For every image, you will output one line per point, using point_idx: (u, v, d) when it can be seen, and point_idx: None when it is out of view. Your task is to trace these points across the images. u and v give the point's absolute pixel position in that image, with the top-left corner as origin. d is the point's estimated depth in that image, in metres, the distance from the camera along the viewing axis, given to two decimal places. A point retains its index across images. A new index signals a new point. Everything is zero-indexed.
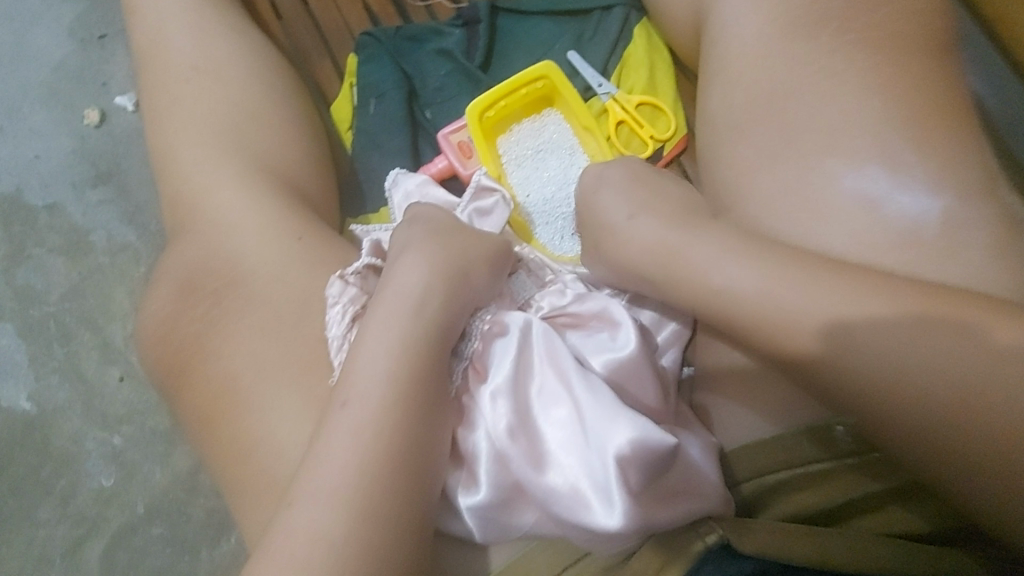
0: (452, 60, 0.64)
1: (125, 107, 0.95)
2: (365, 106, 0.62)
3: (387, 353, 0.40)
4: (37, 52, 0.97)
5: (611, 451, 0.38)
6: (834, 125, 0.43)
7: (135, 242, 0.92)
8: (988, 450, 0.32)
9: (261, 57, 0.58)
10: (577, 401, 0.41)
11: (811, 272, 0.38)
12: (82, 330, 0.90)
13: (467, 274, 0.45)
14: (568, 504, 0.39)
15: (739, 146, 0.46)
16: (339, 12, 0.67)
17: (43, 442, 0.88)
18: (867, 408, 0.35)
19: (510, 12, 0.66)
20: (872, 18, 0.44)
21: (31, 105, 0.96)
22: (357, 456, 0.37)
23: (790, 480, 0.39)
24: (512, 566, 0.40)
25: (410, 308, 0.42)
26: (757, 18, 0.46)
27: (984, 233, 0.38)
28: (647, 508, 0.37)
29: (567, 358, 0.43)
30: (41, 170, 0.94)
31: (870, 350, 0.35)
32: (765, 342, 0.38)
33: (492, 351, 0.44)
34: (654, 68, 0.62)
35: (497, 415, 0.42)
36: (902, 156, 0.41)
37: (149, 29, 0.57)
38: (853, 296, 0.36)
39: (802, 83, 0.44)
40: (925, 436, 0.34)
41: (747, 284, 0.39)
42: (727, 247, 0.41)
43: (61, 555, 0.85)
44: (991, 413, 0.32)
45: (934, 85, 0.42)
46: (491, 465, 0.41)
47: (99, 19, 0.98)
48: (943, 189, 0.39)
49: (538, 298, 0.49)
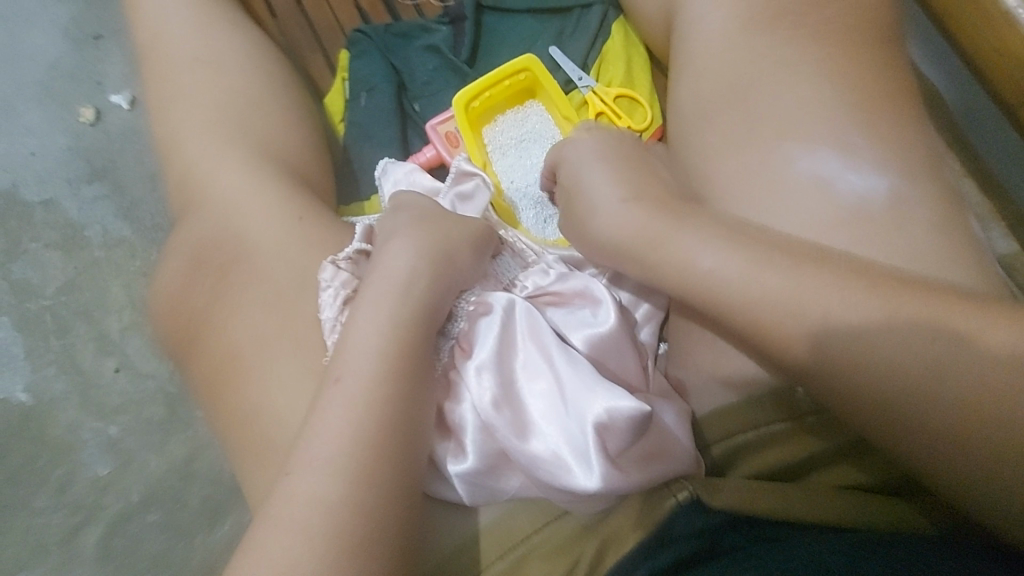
0: (440, 56, 0.67)
1: (121, 105, 0.97)
2: (356, 100, 0.65)
3: (378, 326, 0.43)
4: (33, 52, 0.99)
5: (590, 420, 0.41)
6: (791, 114, 0.46)
7: (130, 236, 0.94)
8: (947, 415, 0.35)
9: (255, 52, 0.60)
10: (558, 374, 0.44)
11: (785, 255, 0.40)
12: (78, 323, 0.92)
13: (453, 257, 0.48)
14: (549, 469, 0.41)
15: (707, 133, 0.48)
16: (331, 9, 0.69)
17: (41, 433, 0.90)
18: (832, 383, 0.38)
19: (495, 11, 0.69)
20: (828, 14, 0.47)
21: (27, 103, 0.98)
22: (350, 420, 0.40)
23: (754, 441, 0.43)
24: (496, 526, 0.42)
25: (399, 287, 0.44)
26: (724, 14, 0.49)
27: (925, 209, 0.42)
28: (624, 472, 0.40)
29: (547, 334, 0.46)
30: (37, 167, 0.96)
31: (837, 327, 0.37)
32: (743, 321, 0.40)
33: (477, 329, 0.47)
34: (631, 62, 0.65)
35: (480, 387, 0.44)
36: (851, 140, 0.44)
37: (147, 25, 0.60)
38: (822, 273, 0.39)
39: (766, 75, 0.47)
40: (889, 405, 0.36)
41: (721, 270, 0.41)
42: (704, 234, 0.43)
43: (56, 543, 0.86)
44: (947, 379, 0.35)
45: (884, 79, 0.46)
46: (478, 434, 0.44)
47: (94, 20, 1.00)
48: (887, 169, 0.43)
49: (521, 282, 0.51)
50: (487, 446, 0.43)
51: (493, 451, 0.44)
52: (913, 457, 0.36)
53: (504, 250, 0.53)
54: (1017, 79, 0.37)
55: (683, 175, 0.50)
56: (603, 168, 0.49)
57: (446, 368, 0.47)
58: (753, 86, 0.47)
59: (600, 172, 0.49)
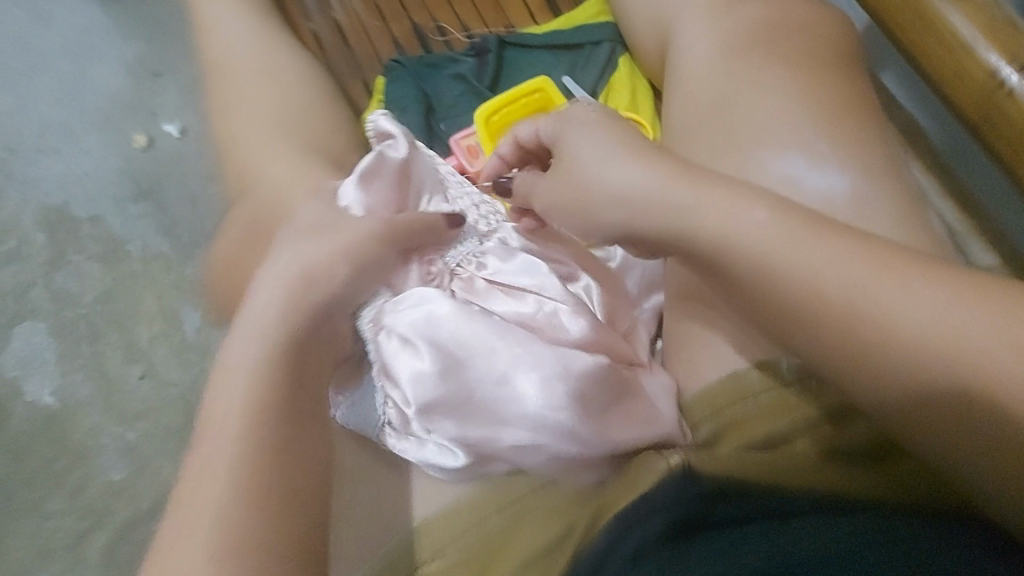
0: (465, 83, 0.74)
1: (171, 133, 1.04)
2: (389, 118, 0.71)
3: (257, 353, 0.44)
4: (97, 84, 1.09)
5: (536, 389, 0.50)
6: (777, 128, 0.51)
7: (167, 251, 1.00)
8: (936, 400, 0.38)
9: (302, 75, 0.67)
10: (486, 358, 0.51)
11: (809, 228, 0.43)
12: (111, 331, 0.98)
13: (323, 282, 0.49)
14: (533, 452, 0.50)
15: (692, 145, 0.54)
16: (372, 44, 0.77)
17: (62, 435, 0.94)
18: (867, 352, 0.40)
19: (515, 47, 0.76)
20: (810, 54, 0.54)
21: (86, 129, 1.07)
22: (229, 441, 0.41)
23: (746, 411, 0.49)
24: (499, 484, 0.51)
25: (266, 323, 0.46)
26: (725, 48, 0.55)
27: (886, 208, 0.47)
28: (607, 431, 0.50)
29: (463, 324, 0.52)
30: (88, 186, 1.04)
31: (870, 298, 0.40)
32: (770, 288, 0.43)
33: (394, 351, 0.52)
34: (635, 91, 0.71)
35: (433, 399, 0.51)
36: (819, 147, 0.49)
37: (210, 49, 0.67)
38: (839, 248, 0.42)
39: (761, 95, 0.52)
40: (886, 386, 0.40)
41: (772, 233, 0.43)
42: (741, 199, 0.45)
43: (66, 545, 0.89)
44: (951, 359, 0.38)
45: (862, 112, 0.52)
46: (456, 442, 0.51)
47: (153, 57, 1.09)
48: (848, 172, 0.48)
49: (468, 259, 0.59)
50: (474, 445, 0.50)
51: (477, 449, 0.51)
52: (920, 426, 0.39)
53: (430, 248, 0.57)
54: (978, 98, 0.43)
55: None
56: (607, 136, 0.50)
57: (383, 392, 0.53)
58: (747, 103, 0.52)
59: (601, 138, 0.50)
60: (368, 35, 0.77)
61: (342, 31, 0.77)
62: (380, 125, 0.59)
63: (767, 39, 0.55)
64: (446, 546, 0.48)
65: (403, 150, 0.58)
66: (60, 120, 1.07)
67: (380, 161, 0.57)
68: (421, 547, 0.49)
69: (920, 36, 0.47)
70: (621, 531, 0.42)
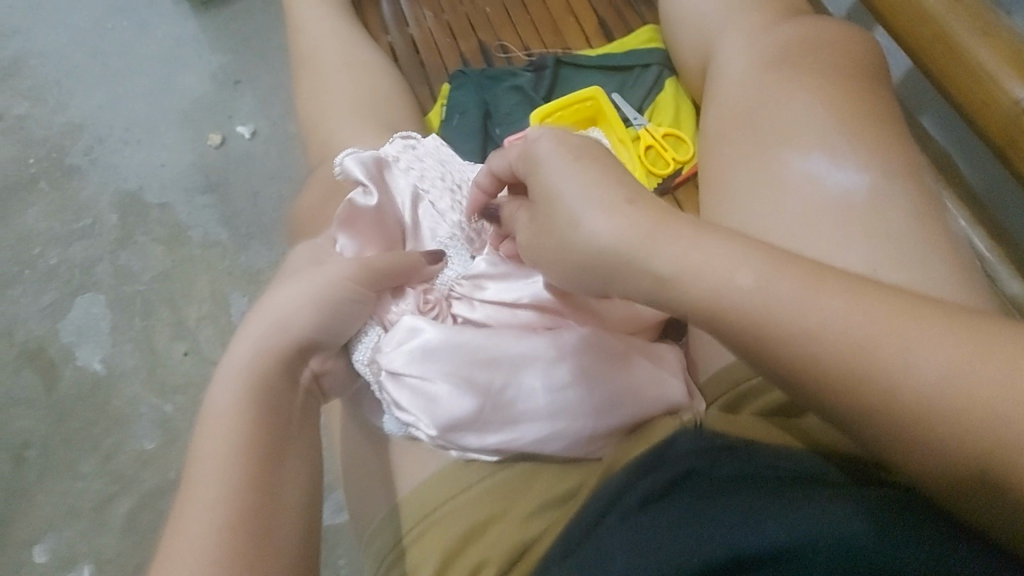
0: (522, 94, 0.80)
1: (243, 135, 1.14)
2: (449, 120, 0.77)
3: (231, 398, 0.44)
4: (182, 86, 1.19)
5: (539, 382, 0.50)
6: (806, 137, 0.55)
7: (225, 240, 1.08)
8: (959, 462, 0.31)
9: (375, 77, 0.73)
10: (483, 369, 0.51)
11: (804, 280, 0.35)
12: (162, 308, 1.04)
13: (290, 327, 0.47)
14: (551, 438, 0.50)
15: (723, 148, 0.60)
16: (441, 59, 0.85)
17: (103, 402, 0.99)
18: (871, 416, 0.33)
19: (570, 65, 0.82)
20: (852, 77, 0.57)
21: (167, 125, 1.17)
22: (212, 467, 0.41)
23: (751, 390, 0.51)
24: (492, 473, 0.52)
25: (233, 374, 0.45)
26: (767, 74, 0.59)
27: (904, 204, 0.51)
28: (634, 399, 0.51)
29: (458, 344, 0.51)
30: (162, 176, 1.13)
31: (875, 354, 0.33)
32: (768, 354, 0.35)
33: (401, 385, 0.52)
34: (679, 110, 0.78)
35: (447, 421, 0.50)
36: (841, 148, 0.54)
37: (299, 53, 0.76)
38: (838, 300, 0.34)
39: (791, 108, 0.57)
40: (898, 451, 0.33)
41: (766, 295, 0.35)
42: (732, 250, 0.36)
43: (93, 506, 0.93)
44: (969, 415, 0.31)
45: (894, 141, 0.54)
46: (483, 444, 0.51)
47: (237, 68, 1.19)
48: (868, 170, 0.53)
49: (463, 278, 0.56)
50: (501, 448, 0.51)
51: (505, 446, 0.51)
52: (931, 483, 0.33)
53: (414, 279, 0.55)
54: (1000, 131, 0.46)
55: (715, 192, 0.60)
56: (577, 177, 0.41)
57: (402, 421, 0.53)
58: (777, 114, 0.57)
59: (571, 181, 0.41)
60: (438, 51, 0.85)
61: (415, 48, 0.85)
62: (348, 172, 0.58)
63: (809, 63, 0.58)
64: (430, 514, 0.51)
65: (375, 195, 0.58)
66: (145, 115, 1.17)
67: (353, 210, 0.56)
68: (406, 518, 0.51)
69: (951, 67, 0.51)
70: (632, 477, 0.47)
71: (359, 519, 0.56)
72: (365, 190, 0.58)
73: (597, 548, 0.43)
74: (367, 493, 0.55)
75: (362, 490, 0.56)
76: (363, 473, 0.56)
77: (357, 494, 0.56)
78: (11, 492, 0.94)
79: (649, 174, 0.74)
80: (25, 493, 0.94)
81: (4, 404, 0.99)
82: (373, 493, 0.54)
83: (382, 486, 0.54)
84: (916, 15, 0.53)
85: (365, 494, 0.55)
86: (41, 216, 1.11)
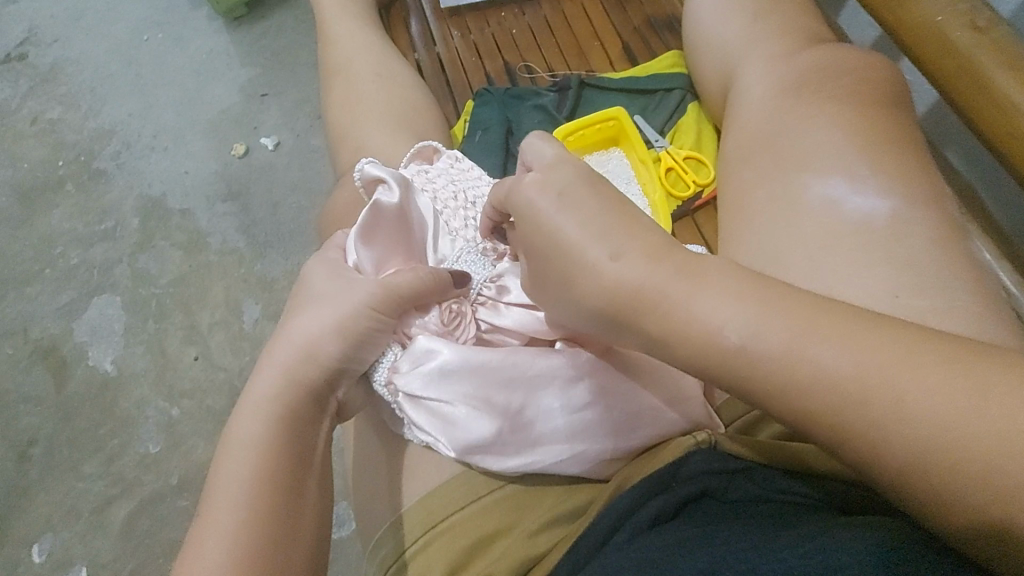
0: (545, 113, 0.82)
1: (267, 146, 1.17)
2: (472, 135, 0.78)
3: (253, 429, 0.44)
4: (211, 97, 1.22)
5: (557, 403, 0.50)
6: (829, 163, 0.55)
7: (243, 248, 1.09)
8: (981, 502, 0.30)
9: (403, 91, 0.75)
10: (502, 391, 0.50)
11: (823, 314, 0.34)
12: (176, 313, 1.05)
13: (311, 356, 0.47)
14: (565, 461, 0.50)
15: (744, 172, 0.60)
16: (468, 78, 0.86)
17: (111, 403, 0.99)
18: (888, 461, 0.32)
19: (594, 88, 0.84)
20: (877, 106, 0.57)
21: (194, 134, 1.19)
22: (227, 497, 0.41)
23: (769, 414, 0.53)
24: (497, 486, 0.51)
25: (254, 406, 0.45)
26: (792, 102, 0.60)
27: (923, 233, 0.51)
28: (648, 421, 0.50)
29: (476, 365, 0.50)
30: (186, 182, 1.15)
31: (877, 403, 0.32)
32: (794, 392, 0.33)
33: (419, 406, 0.51)
34: (701, 134, 0.79)
35: (464, 444, 0.50)
36: (861, 173, 0.54)
37: (330, 67, 0.77)
38: (856, 332, 0.33)
39: (813, 136, 0.57)
40: (915, 490, 0.31)
41: (782, 332, 0.34)
42: (748, 282, 0.36)
43: (91, 510, 0.92)
44: (996, 464, 0.29)
45: (919, 171, 0.54)
46: (501, 466, 0.50)
47: (266, 82, 1.23)
48: (887, 196, 0.52)
49: (489, 282, 0.56)
50: (517, 471, 0.50)
51: (524, 469, 0.50)
52: (951, 528, 0.31)
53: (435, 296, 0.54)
54: None
55: (734, 215, 0.60)
56: (589, 207, 0.40)
57: (421, 440, 0.52)
58: (800, 139, 0.57)
59: (579, 218, 0.40)
60: (466, 71, 0.87)
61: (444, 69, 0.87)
62: (368, 172, 0.58)
63: (833, 91, 0.59)
64: (432, 526, 0.50)
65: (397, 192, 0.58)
66: (174, 123, 1.20)
67: (375, 208, 0.56)
68: (408, 530, 0.51)
69: (979, 102, 0.50)
70: (641, 497, 0.45)
71: (364, 529, 0.55)
72: (387, 189, 0.58)
73: (602, 564, 0.42)
74: (374, 504, 0.54)
75: (369, 500, 0.55)
76: (372, 484, 0.55)
77: (365, 505, 0.55)
78: (12, 491, 0.94)
79: (670, 196, 0.75)
80: (25, 492, 0.94)
81: (14, 400, 1.00)
82: (381, 502, 0.54)
83: (390, 496, 0.53)
84: (943, 49, 0.53)
85: (371, 505, 0.55)
86: (65, 217, 1.14)
